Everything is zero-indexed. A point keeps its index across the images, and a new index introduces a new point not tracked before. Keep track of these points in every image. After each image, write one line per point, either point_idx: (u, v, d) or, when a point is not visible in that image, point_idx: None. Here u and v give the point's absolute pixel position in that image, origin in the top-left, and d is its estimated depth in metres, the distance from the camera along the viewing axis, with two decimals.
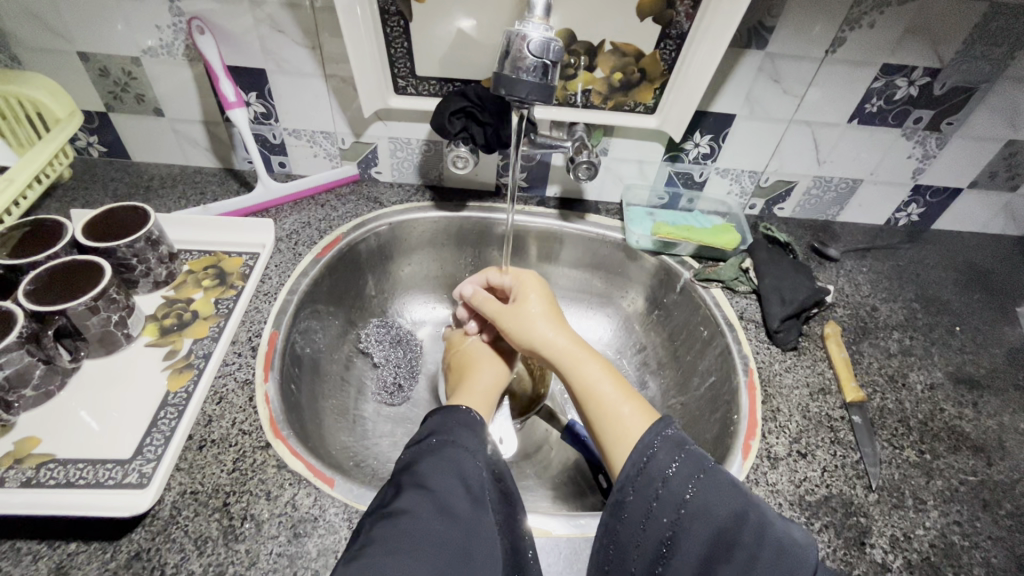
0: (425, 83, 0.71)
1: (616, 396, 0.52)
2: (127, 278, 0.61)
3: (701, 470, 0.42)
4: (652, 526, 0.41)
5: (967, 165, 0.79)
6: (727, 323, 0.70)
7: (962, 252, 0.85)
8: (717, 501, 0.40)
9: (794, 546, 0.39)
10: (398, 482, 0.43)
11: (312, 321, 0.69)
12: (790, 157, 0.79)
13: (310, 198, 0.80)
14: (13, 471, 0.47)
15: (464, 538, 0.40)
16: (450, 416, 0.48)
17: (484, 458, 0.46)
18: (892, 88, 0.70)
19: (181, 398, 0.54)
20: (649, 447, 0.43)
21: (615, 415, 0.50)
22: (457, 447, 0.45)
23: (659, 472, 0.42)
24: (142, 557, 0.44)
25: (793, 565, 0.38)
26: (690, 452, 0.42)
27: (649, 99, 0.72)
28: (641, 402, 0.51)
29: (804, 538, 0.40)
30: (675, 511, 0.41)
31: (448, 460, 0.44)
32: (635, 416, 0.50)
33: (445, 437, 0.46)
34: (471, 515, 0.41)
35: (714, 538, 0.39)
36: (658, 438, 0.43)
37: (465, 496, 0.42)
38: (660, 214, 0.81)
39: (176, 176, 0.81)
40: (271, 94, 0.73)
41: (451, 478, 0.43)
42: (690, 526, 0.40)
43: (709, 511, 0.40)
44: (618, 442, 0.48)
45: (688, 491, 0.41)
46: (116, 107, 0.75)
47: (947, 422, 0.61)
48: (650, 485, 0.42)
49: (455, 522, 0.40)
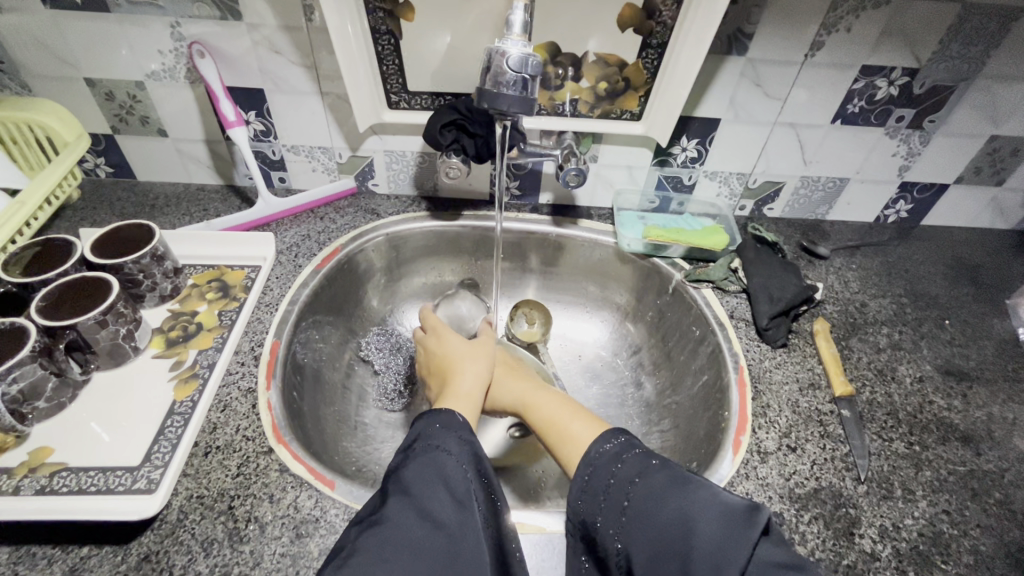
0: (418, 97, 0.73)
1: (570, 416, 0.55)
2: (134, 293, 0.64)
3: (638, 474, 0.44)
4: (606, 537, 0.43)
5: (951, 162, 0.80)
6: (718, 321, 0.71)
7: (951, 247, 0.86)
8: (652, 499, 0.42)
9: (731, 525, 0.38)
10: (383, 493, 0.45)
11: (314, 331, 0.71)
12: (776, 159, 0.81)
13: (310, 211, 0.82)
14: (28, 480, 0.49)
15: (451, 543, 0.41)
16: (434, 419, 0.50)
17: (470, 460, 0.47)
18: (872, 88, 0.72)
19: (187, 406, 0.56)
20: (589, 466, 0.47)
21: (568, 430, 0.53)
22: (441, 452, 0.47)
23: (601, 482, 0.45)
24: (151, 559, 0.45)
25: (731, 539, 0.37)
26: (628, 459, 0.46)
27: (635, 106, 0.74)
28: (594, 419, 0.55)
29: (749, 514, 0.38)
30: (619, 516, 0.43)
31: (433, 466, 0.46)
32: (586, 430, 0.53)
33: (430, 441, 0.48)
34: (457, 519, 0.43)
35: (655, 537, 0.40)
36: (597, 456, 0.47)
37: (454, 502, 0.44)
38: (651, 217, 0.83)
39: (181, 194, 0.84)
40: (269, 112, 0.76)
41: (435, 483, 0.44)
42: (634, 528, 0.42)
43: (649, 508, 0.41)
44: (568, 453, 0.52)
45: (628, 494, 0.43)
46: (122, 129, 0.78)
47: (937, 414, 0.62)
48: (595, 498, 0.45)
49: (439, 528, 0.42)
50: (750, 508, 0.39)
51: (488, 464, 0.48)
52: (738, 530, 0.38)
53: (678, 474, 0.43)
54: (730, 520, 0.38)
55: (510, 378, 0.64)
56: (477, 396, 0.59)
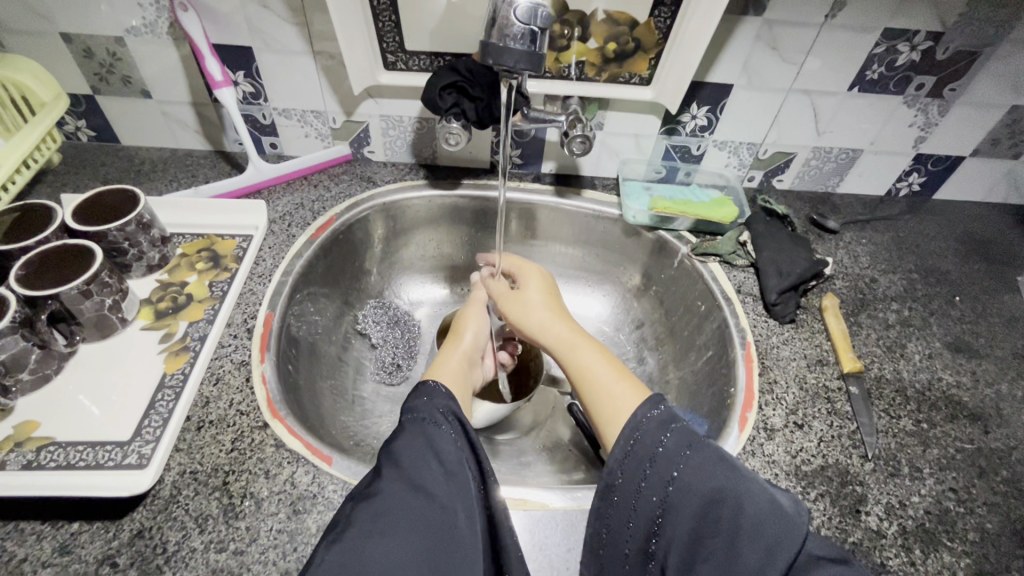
0: (416, 58, 0.69)
1: (610, 377, 0.54)
2: (120, 262, 0.61)
3: (688, 448, 0.42)
4: (643, 504, 0.42)
5: (969, 133, 0.77)
6: (725, 296, 0.69)
7: (963, 222, 0.84)
8: (703, 474, 0.40)
9: (780, 511, 0.38)
10: (376, 467, 0.43)
11: (309, 303, 0.69)
12: (789, 128, 0.77)
13: (303, 178, 0.79)
14: (14, 455, 0.48)
15: (443, 515, 0.40)
16: (417, 392, 0.48)
17: (459, 430, 0.46)
18: (894, 53, 0.68)
19: (178, 379, 0.54)
20: (634, 431, 0.45)
21: (610, 392, 0.52)
22: (430, 423, 0.45)
23: (647, 450, 0.43)
24: (145, 535, 0.44)
25: (781, 535, 0.37)
26: (677, 430, 0.44)
27: (644, 70, 0.70)
28: (634, 382, 0.53)
29: (793, 508, 0.39)
30: (663, 488, 0.41)
31: (422, 437, 0.43)
32: (629, 394, 0.52)
33: (416, 413, 0.46)
34: (447, 491, 0.41)
35: (702, 511, 0.39)
36: (643, 422, 0.45)
37: (443, 474, 0.42)
38: (657, 188, 0.80)
39: (167, 160, 0.80)
40: (258, 73, 0.72)
41: (426, 455, 0.42)
42: (678, 502, 0.40)
43: (697, 487, 0.40)
44: (613, 421, 0.50)
45: (676, 467, 0.42)
46: (102, 89, 0.74)
47: (946, 391, 0.61)
48: (641, 465, 0.43)
49: (430, 499, 0.40)
50: (793, 506, 0.39)
51: (475, 432, 0.46)
52: (787, 527, 0.37)
53: (727, 455, 0.42)
54: (781, 515, 0.38)
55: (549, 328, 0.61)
56: (464, 369, 0.57)
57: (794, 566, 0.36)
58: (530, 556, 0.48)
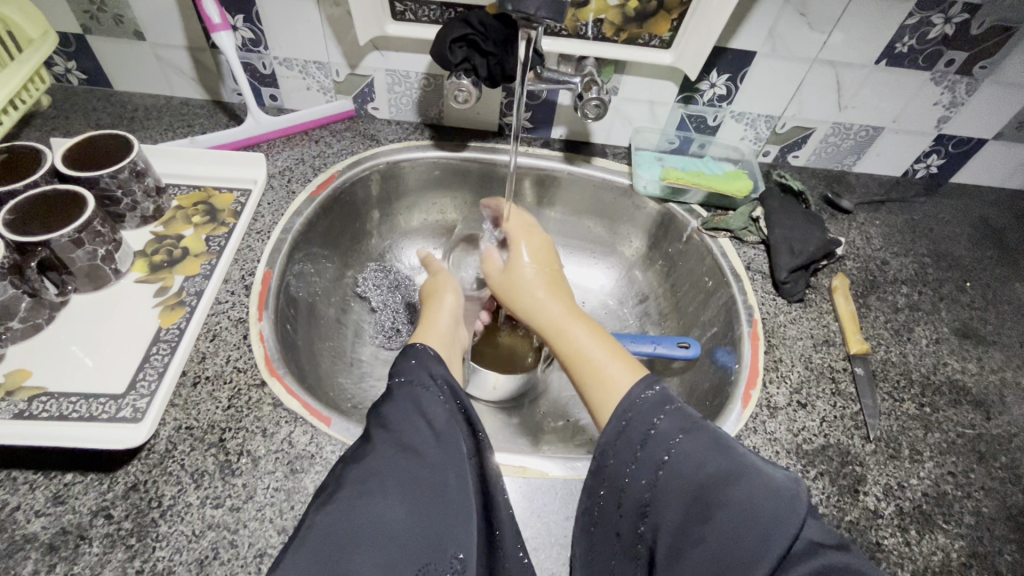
0: (425, 8, 0.66)
1: (604, 355, 0.50)
2: (113, 211, 0.59)
3: (681, 430, 0.40)
4: (633, 485, 0.40)
5: (994, 115, 0.75)
6: (734, 272, 0.68)
7: (978, 207, 0.82)
8: (695, 457, 0.38)
9: (778, 496, 0.35)
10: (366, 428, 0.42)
11: (307, 263, 0.67)
12: (810, 101, 0.75)
13: (304, 133, 0.76)
14: (5, 403, 0.47)
15: (434, 476, 0.38)
16: (417, 354, 0.46)
17: (448, 393, 0.44)
18: (927, 24, 0.65)
19: (173, 333, 0.53)
20: (627, 411, 0.43)
21: (603, 372, 0.48)
22: (416, 388, 0.43)
23: (639, 431, 0.41)
24: (139, 488, 0.44)
25: (775, 521, 0.34)
26: (671, 413, 0.41)
27: (665, 32, 0.67)
28: (631, 362, 0.49)
29: (792, 490, 0.36)
30: (653, 471, 0.40)
31: (411, 400, 0.42)
32: (622, 374, 0.48)
33: (404, 377, 0.44)
34: (437, 453, 0.40)
35: (693, 495, 0.37)
36: (637, 401, 0.43)
37: (432, 435, 0.40)
38: (669, 159, 0.78)
39: (162, 108, 0.77)
40: (259, 18, 0.68)
41: (413, 416, 0.41)
42: (670, 486, 0.39)
43: (690, 470, 0.38)
44: (603, 403, 0.47)
45: (668, 451, 0.40)
46: (93, 28, 0.70)
47: (951, 376, 0.61)
48: (631, 447, 0.41)
49: (421, 460, 0.39)
50: (791, 484, 0.36)
51: (464, 394, 0.45)
52: (785, 508, 0.35)
53: (723, 437, 0.39)
54: (779, 495, 0.35)
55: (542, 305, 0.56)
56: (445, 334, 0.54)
57: (793, 551, 0.34)
58: (527, 524, 0.48)
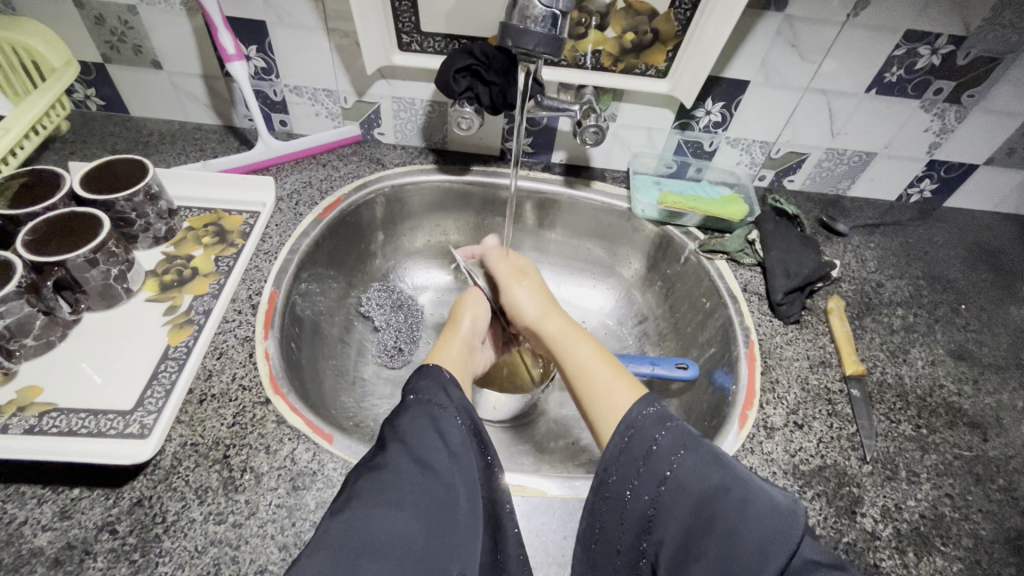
0: (431, 39, 0.68)
1: (606, 372, 0.51)
2: (126, 233, 0.61)
3: (682, 446, 0.41)
4: (635, 501, 0.41)
5: (983, 142, 0.76)
6: (730, 294, 0.69)
7: (972, 231, 0.83)
8: (697, 472, 0.39)
9: (779, 513, 0.36)
10: (379, 441, 0.43)
11: (312, 284, 0.68)
12: (803, 128, 0.77)
13: (312, 157, 0.78)
14: (16, 419, 0.48)
15: (446, 493, 0.39)
16: (422, 373, 0.48)
17: (464, 414, 0.45)
18: (914, 56, 0.67)
19: (181, 352, 0.54)
20: (631, 427, 0.43)
21: (605, 389, 0.49)
22: (434, 406, 0.44)
23: (642, 446, 0.42)
24: (144, 504, 0.44)
25: (776, 537, 0.35)
26: (673, 428, 0.42)
27: (661, 63, 0.70)
28: (632, 379, 0.50)
29: (790, 506, 0.37)
30: (655, 487, 0.40)
31: (427, 417, 0.43)
32: (624, 391, 0.48)
33: (422, 394, 0.45)
34: (452, 471, 0.41)
35: (695, 511, 0.38)
36: (641, 419, 0.43)
37: (447, 452, 0.41)
38: (666, 183, 0.80)
39: (176, 133, 0.80)
40: (271, 48, 0.71)
41: (430, 432, 0.42)
42: (673, 502, 0.39)
43: (691, 485, 0.39)
44: (606, 420, 0.47)
45: (669, 466, 0.40)
46: (112, 57, 0.73)
47: (947, 398, 0.61)
48: (633, 463, 0.42)
49: (435, 478, 0.40)
50: (790, 504, 0.37)
51: (479, 419, 0.46)
52: (783, 525, 0.36)
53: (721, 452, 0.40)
54: (778, 513, 0.36)
55: (548, 322, 0.59)
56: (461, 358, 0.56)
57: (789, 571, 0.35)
58: (527, 543, 0.48)
